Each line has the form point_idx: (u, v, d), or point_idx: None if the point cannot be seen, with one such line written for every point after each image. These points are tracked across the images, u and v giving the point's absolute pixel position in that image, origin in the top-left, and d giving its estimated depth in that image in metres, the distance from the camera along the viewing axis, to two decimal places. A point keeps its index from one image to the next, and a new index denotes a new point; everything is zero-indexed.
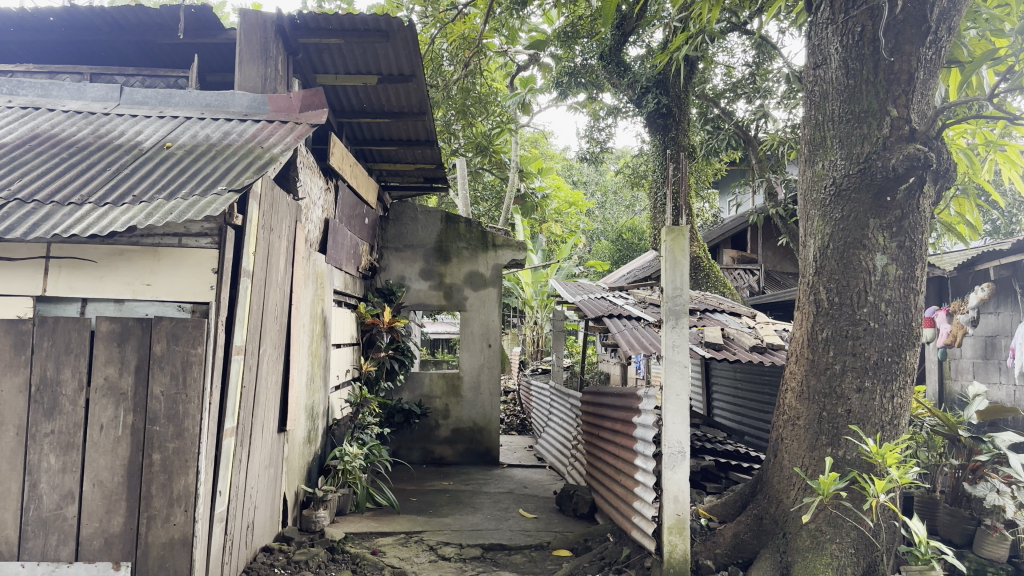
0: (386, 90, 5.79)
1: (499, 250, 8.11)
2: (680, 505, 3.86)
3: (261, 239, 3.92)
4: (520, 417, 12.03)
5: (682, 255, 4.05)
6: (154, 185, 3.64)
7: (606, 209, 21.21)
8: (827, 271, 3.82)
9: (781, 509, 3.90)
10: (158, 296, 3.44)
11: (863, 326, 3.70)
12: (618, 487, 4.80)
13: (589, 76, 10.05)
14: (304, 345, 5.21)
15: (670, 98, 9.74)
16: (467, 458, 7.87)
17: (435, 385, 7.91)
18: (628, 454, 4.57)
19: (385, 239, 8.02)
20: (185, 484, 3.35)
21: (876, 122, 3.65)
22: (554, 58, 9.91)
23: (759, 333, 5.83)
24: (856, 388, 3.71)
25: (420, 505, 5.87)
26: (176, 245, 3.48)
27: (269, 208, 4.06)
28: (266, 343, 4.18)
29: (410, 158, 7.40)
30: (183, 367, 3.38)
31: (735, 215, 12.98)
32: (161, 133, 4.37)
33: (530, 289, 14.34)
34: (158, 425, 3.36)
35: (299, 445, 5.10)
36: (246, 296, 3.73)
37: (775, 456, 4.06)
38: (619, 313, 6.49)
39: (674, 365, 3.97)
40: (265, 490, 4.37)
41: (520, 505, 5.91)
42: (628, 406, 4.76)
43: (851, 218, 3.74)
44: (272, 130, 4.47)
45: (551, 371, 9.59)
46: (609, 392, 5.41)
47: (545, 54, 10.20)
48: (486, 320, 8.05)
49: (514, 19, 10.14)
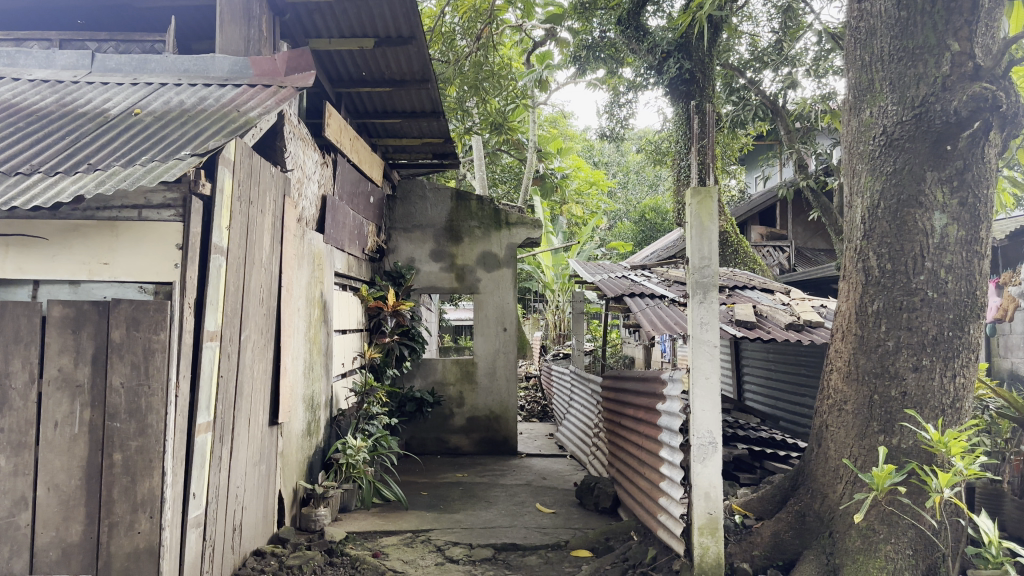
0: (385, 54, 5.38)
1: (514, 229, 7.68)
2: (712, 503, 3.42)
3: (237, 212, 3.52)
4: (542, 403, 11.62)
5: (710, 220, 3.58)
6: (114, 152, 3.25)
7: (628, 189, 20.70)
8: (878, 235, 3.35)
9: (826, 505, 3.46)
10: (117, 276, 3.07)
11: (919, 296, 3.24)
12: (641, 480, 4.36)
13: (609, 50, 9.49)
14: (299, 331, 4.82)
15: (693, 63, 9.14)
16: (483, 447, 7.49)
17: (448, 371, 7.52)
18: (652, 444, 4.13)
19: (392, 219, 7.61)
20: (149, 488, 2.97)
21: (934, 59, 3.15)
22: (569, 31, 9.43)
23: (795, 309, 5.34)
24: (912, 366, 3.24)
25: (431, 500, 5.48)
26: (136, 219, 3.11)
27: (248, 178, 3.67)
28: (249, 328, 3.78)
29: (416, 132, 6.98)
30: (145, 355, 2.99)
31: (763, 190, 12.43)
32: (132, 100, 3.97)
33: (551, 272, 13.88)
34: (119, 421, 2.98)
35: (295, 439, 4.73)
36: (221, 276, 3.36)
37: (818, 446, 3.61)
38: (641, 291, 6.05)
39: (702, 346, 3.51)
40: (256, 488, 4.02)
41: (538, 499, 5.50)
42: (651, 392, 4.31)
43: (905, 171, 3.26)
44: (253, 94, 4.07)
45: (572, 355, 9.17)
46: (630, 376, 4.96)
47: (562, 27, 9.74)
48: (501, 303, 7.62)
49: None
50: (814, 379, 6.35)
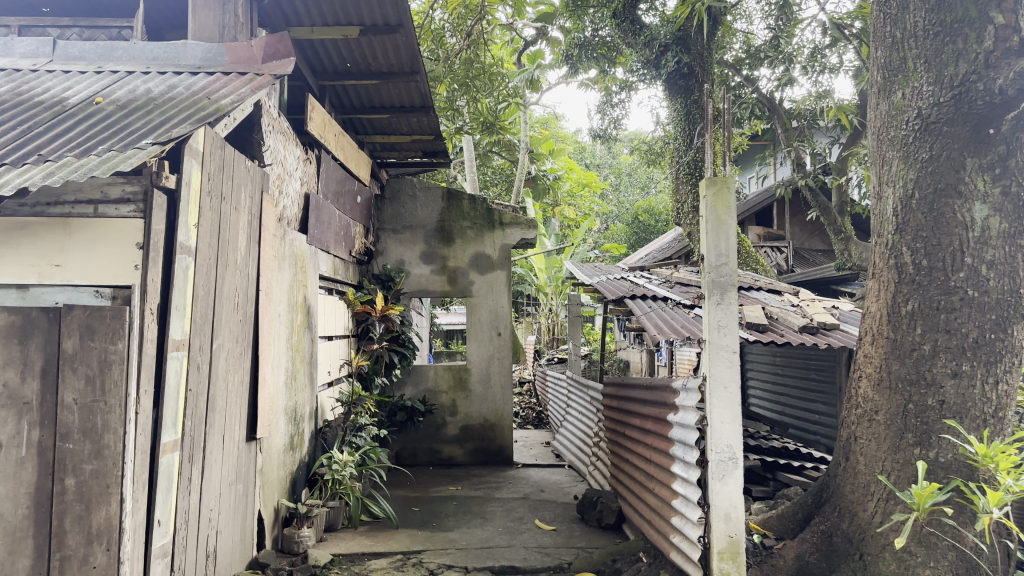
0: (371, 44, 5.07)
1: (507, 229, 7.37)
2: (732, 525, 3.16)
3: (207, 209, 3.19)
4: (536, 410, 11.30)
5: (727, 213, 3.33)
6: (69, 141, 2.91)
7: (619, 191, 20.35)
8: (912, 228, 3.08)
9: (855, 525, 3.18)
10: (70, 279, 2.74)
11: (958, 295, 2.95)
12: (650, 496, 4.06)
13: (601, 49, 9.13)
14: (280, 338, 4.49)
15: (692, 56, 8.60)
16: (477, 458, 7.17)
17: (440, 379, 7.20)
18: (663, 458, 3.83)
19: (381, 220, 7.29)
20: (106, 517, 2.62)
21: (974, 34, 2.90)
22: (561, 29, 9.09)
23: (806, 311, 5.05)
24: (951, 372, 2.96)
25: (422, 516, 5.15)
26: (91, 215, 2.79)
27: (219, 173, 3.35)
28: (222, 336, 3.46)
29: (404, 128, 6.68)
30: (101, 368, 2.65)
31: (760, 190, 12.16)
32: (94, 88, 3.62)
33: (544, 275, 13.52)
34: (72, 442, 2.64)
35: (277, 454, 4.41)
36: (189, 279, 3.03)
37: (846, 460, 3.34)
38: (643, 293, 5.76)
39: (719, 351, 3.25)
40: (231, 510, 3.69)
41: (536, 514, 5.18)
42: (660, 402, 4.01)
43: (942, 157, 3.00)
44: (227, 82, 3.75)
45: (569, 361, 8.86)
46: (635, 383, 4.67)
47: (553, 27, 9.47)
48: (495, 306, 7.30)
49: None
50: (825, 386, 6.06)
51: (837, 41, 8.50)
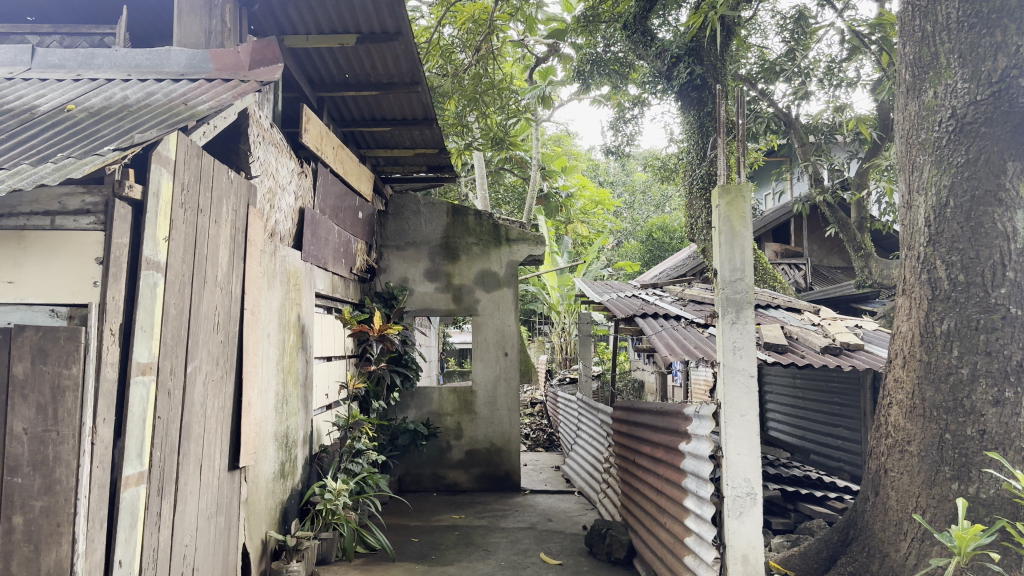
0: (369, 53, 4.87)
1: (514, 246, 7.13)
2: (750, 568, 2.92)
3: (179, 222, 2.98)
4: (547, 431, 10.98)
5: (742, 224, 3.06)
6: (27, 148, 2.68)
7: (633, 210, 20.05)
8: (947, 239, 3.03)
9: (886, 566, 3.00)
10: (23, 297, 2.53)
11: (999, 314, 2.86)
12: (661, 531, 3.77)
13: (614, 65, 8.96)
14: (269, 360, 4.26)
15: (705, 68, 8.28)
16: (483, 484, 6.89)
17: (445, 401, 6.94)
18: (674, 489, 3.55)
19: (385, 236, 7.09)
20: (56, 559, 2.36)
21: (1013, 24, 2.93)
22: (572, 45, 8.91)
23: (828, 331, 4.76)
24: (992, 400, 2.81)
25: (422, 548, 4.88)
26: (48, 227, 2.58)
27: (196, 184, 3.13)
28: (199, 359, 3.23)
29: (407, 142, 6.48)
30: (53, 396, 2.41)
31: (777, 206, 11.86)
32: (67, 95, 3.41)
33: (556, 293, 13.20)
34: (21, 476, 2.40)
35: (265, 484, 4.17)
36: (158, 298, 2.81)
37: (876, 495, 3.18)
38: (654, 312, 5.50)
39: (735, 375, 2.98)
40: (210, 547, 3.44)
41: (542, 547, 4.88)
42: (672, 430, 3.72)
43: (980, 161, 2.98)
44: (208, 88, 3.53)
45: (579, 381, 8.58)
46: (645, 408, 4.42)
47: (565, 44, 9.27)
48: (501, 325, 7.04)
49: (529, 5, 9.23)
50: (848, 410, 5.79)
51: (857, 51, 8.23)
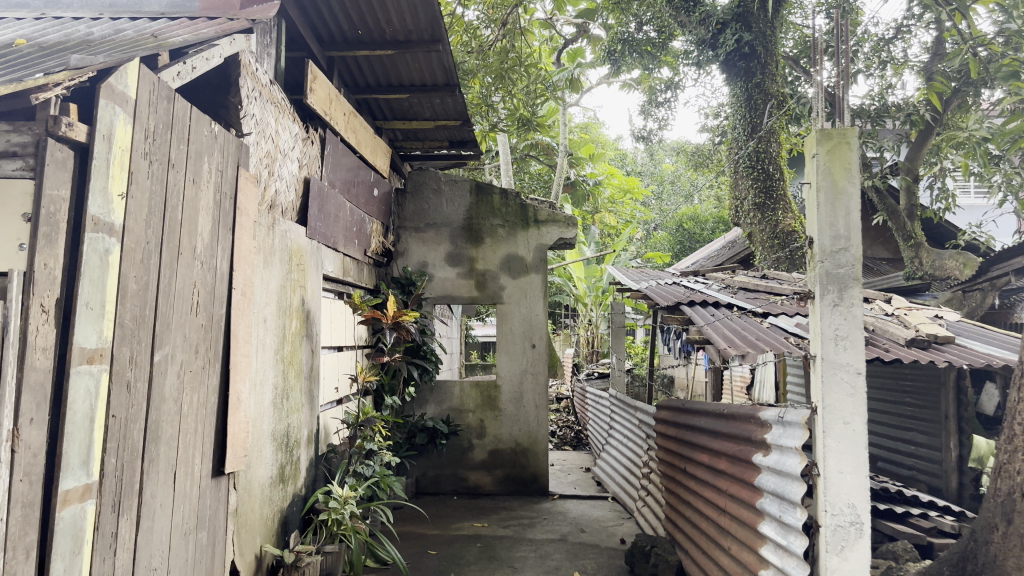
0: (382, 4, 4.29)
1: (544, 228, 6.54)
2: None
3: (142, 178, 2.42)
4: (575, 430, 10.37)
5: (847, 179, 2.75)
6: None
7: (662, 200, 19.26)
8: None
9: None
10: None
11: None
12: (722, 556, 3.22)
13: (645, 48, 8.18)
14: (268, 348, 3.72)
15: (753, 35, 7.71)
16: (508, 487, 6.32)
17: (467, 397, 6.38)
18: (746, 512, 3.00)
19: (402, 217, 6.54)
20: None
21: None
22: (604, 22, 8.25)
23: (908, 322, 4.09)
24: None
25: (442, 563, 4.34)
26: None
27: (166, 133, 2.59)
28: (172, 346, 2.69)
29: (427, 112, 5.92)
30: None
31: None
32: (21, 32, 2.87)
33: (583, 284, 12.62)
34: None
35: (261, 490, 3.63)
36: (111, 269, 2.26)
37: (1007, 525, 2.90)
38: (703, 300, 4.90)
39: (836, 371, 2.64)
40: (189, 568, 2.89)
41: (575, 564, 4.30)
42: (742, 440, 3.17)
43: None
44: (188, 25, 2.98)
45: (611, 377, 7.98)
46: (700, 411, 3.86)
47: (595, 23, 8.59)
48: (529, 315, 6.46)
49: None
50: (931, 421, 5.57)
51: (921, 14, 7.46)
